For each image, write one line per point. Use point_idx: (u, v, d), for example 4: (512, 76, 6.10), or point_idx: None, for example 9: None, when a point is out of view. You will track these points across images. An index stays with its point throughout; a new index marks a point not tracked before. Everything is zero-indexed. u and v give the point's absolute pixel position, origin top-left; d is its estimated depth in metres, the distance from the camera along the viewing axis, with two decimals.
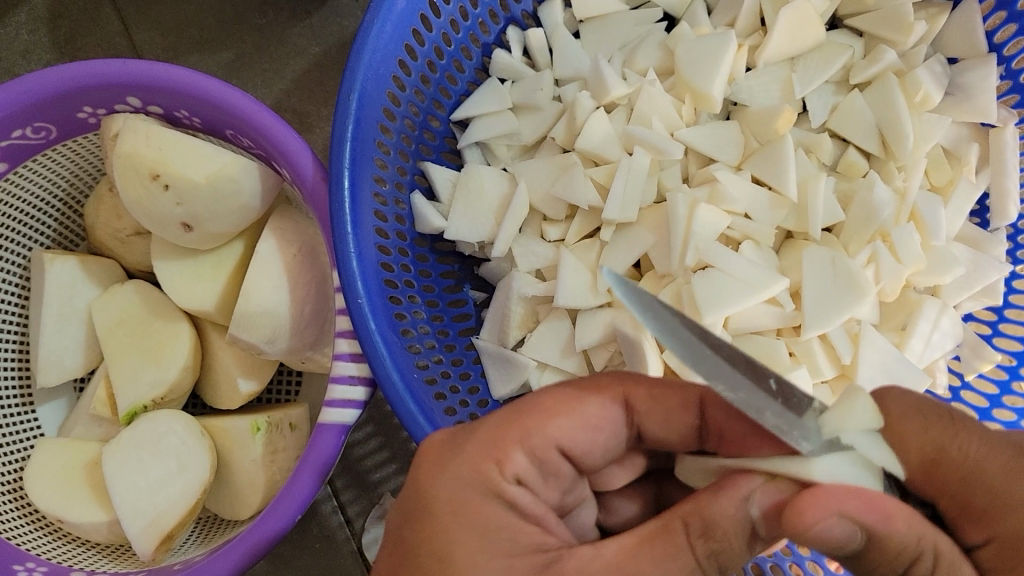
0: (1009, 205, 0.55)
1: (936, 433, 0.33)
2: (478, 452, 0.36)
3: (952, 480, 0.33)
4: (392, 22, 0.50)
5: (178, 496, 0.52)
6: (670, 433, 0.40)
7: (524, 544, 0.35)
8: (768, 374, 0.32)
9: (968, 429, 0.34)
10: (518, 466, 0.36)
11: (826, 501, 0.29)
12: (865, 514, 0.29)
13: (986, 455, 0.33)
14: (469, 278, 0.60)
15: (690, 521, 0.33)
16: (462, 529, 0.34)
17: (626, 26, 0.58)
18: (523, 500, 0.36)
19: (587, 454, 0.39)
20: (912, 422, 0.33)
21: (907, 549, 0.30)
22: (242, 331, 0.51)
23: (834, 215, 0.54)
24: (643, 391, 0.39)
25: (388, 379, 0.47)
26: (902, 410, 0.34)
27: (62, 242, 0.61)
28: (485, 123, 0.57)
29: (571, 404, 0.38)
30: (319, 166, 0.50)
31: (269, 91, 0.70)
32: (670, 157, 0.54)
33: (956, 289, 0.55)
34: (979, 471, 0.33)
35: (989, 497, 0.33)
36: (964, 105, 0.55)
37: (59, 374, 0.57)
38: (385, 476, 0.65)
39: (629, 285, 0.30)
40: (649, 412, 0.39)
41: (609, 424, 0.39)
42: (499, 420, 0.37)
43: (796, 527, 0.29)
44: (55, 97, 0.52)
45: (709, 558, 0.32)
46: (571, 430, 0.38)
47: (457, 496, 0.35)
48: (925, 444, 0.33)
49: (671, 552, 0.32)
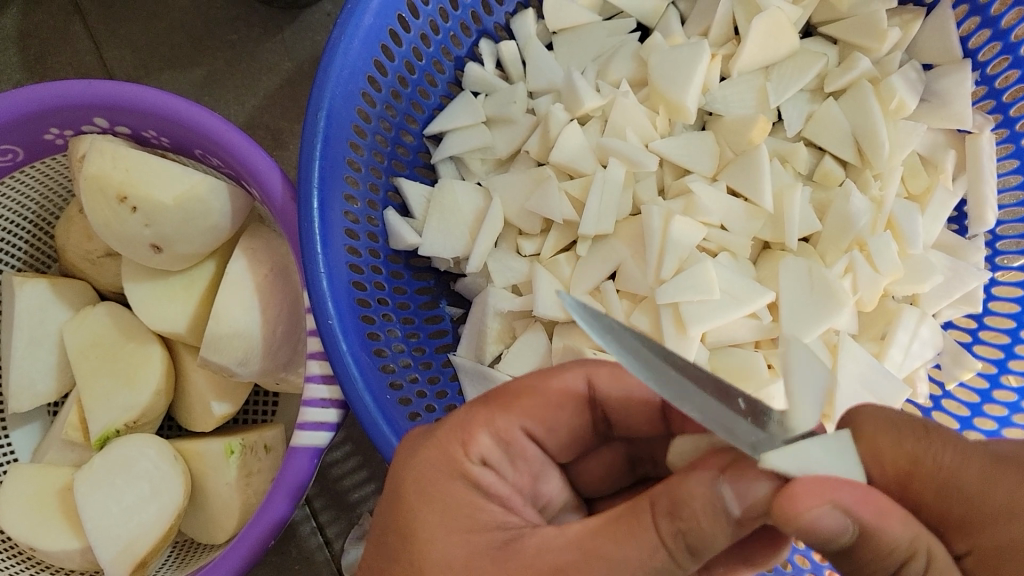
0: (987, 212, 0.54)
1: (909, 445, 0.30)
2: (446, 435, 0.36)
3: (927, 491, 0.30)
4: (359, 39, 0.49)
5: (152, 522, 0.51)
6: (633, 408, 0.39)
7: (486, 521, 0.34)
8: (735, 393, 0.30)
9: (937, 437, 0.31)
10: (484, 446, 0.36)
11: (820, 488, 0.27)
12: (859, 506, 0.27)
13: (959, 463, 0.31)
14: (446, 293, 0.59)
15: (658, 500, 0.30)
16: (425, 506, 0.34)
17: (599, 36, 0.58)
18: (488, 481, 0.35)
19: (551, 433, 0.38)
20: (884, 439, 0.30)
21: (898, 550, 0.28)
22: (213, 354, 0.50)
23: (810, 224, 0.53)
24: (603, 369, 0.39)
25: (359, 402, 0.46)
26: (874, 424, 0.30)
27: (33, 264, 0.60)
28: (459, 137, 0.57)
29: (532, 386, 0.38)
30: (288, 185, 0.50)
31: (242, 108, 0.69)
32: (644, 168, 0.53)
33: (935, 297, 0.54)
34: (956, 481, 0.31)
35: (967, 507, 0.31)
36: (940, 112, 0.55)
37: (32, 400, 0.56)
38: (363, 496, 0.65)
39: (586, 310, 0.28)
40: (611, 389, 0.39)
41: (572, 404, 0.38)
42: (468, 406, 0.37)
43: (786, 514, 0.27)
44: (20, 119, 0.51)
45: (676, 538, 0.29)
46: (533, 410, 0.37)
47: (424, 475, 0.35)
48: (899, 458, 0.30)
49: (634, 531, 0.30)
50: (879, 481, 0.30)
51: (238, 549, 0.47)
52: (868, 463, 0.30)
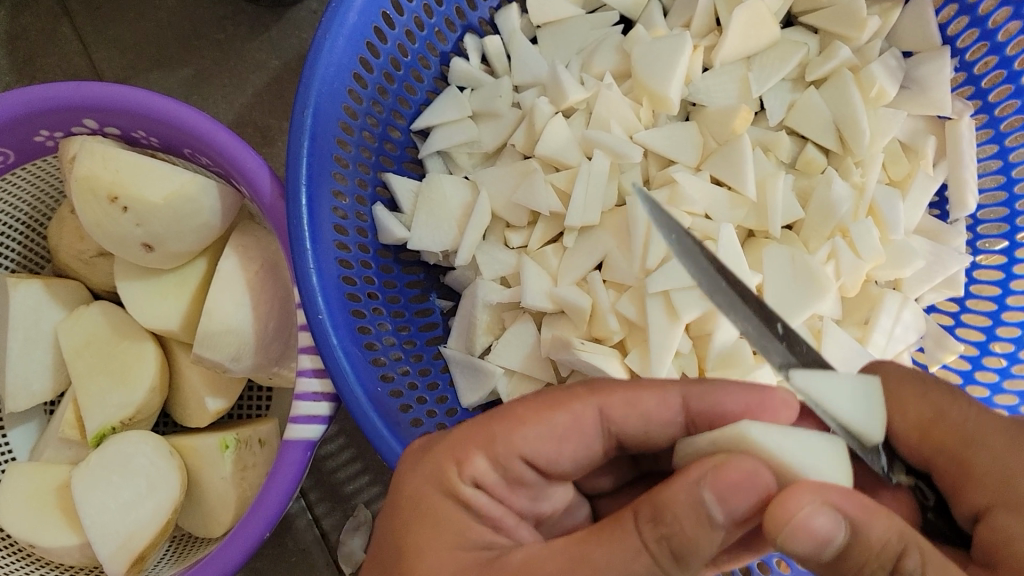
0: (967, 196, 0.55)
1: (933, 397, 0.35)
2: (442, 454, 0.37)
3: (951, 438, 0.34)
4: (344, 37, 0.49)
5: (149, 516, 0.52)
6: (652, 435, 0.39)
7: (475, 540, 0.35)
8: (777, 318, 0.35)
9: (962, 400, 0.35)
10: (478, 468, 0.36)
11: (809, 490, 0.28)
12: (847, 505, 0.28)
13: (980, 425, 0.34)
14: (435, 287, 0.60)
15: (642, 509, 0.30)
16: (418, 521, 0.35)
17: (582, 29, 0.59)
18: (481, 503, 0.36)
19: (555, 463, 0.37)
20: (908, 387, 0.36)
21: (889, 544, 0.29)
22: (205, 349, 0.51)
23: (792, 211, 0.54)
24: (617, 399, 0.38)
25: (351, 395, 0.47)
26: (898, 375, 0.36)
27: (27, 265, 0.61)
28: (446, 132, 0.57)
29: (538, 415, 0.37)
30: (276, 182, 0.50)
31: (230, 106, 0.70)
32: (628, 160, 0.54)
33: (916, 282, 0.55)
34: (978, 434, 0.34)
35: (991, 460, 0.33)
36: (919, 98, 0.56)
37: (28, 399, 0.57)
38: (357, 487, 0.65)
39: (660, 211, 0.34)
40: (624, 417, 0.38)
41: (579, 434, 0.37)
42: (470, 426, 0.37)
43: (778, 518, 0.28)
44: (11, 123, 0.52)
45: (659, 544, 0.29)
46: (538, 440, 0.37)
47: (419, 492, 0.36)
48: (922, 406, 0.35)
49: (617, 538, 0.30)
50: (900, 423, 0.35)
51: (236, 541, 0.47)
52: (892, 409, 0.35)
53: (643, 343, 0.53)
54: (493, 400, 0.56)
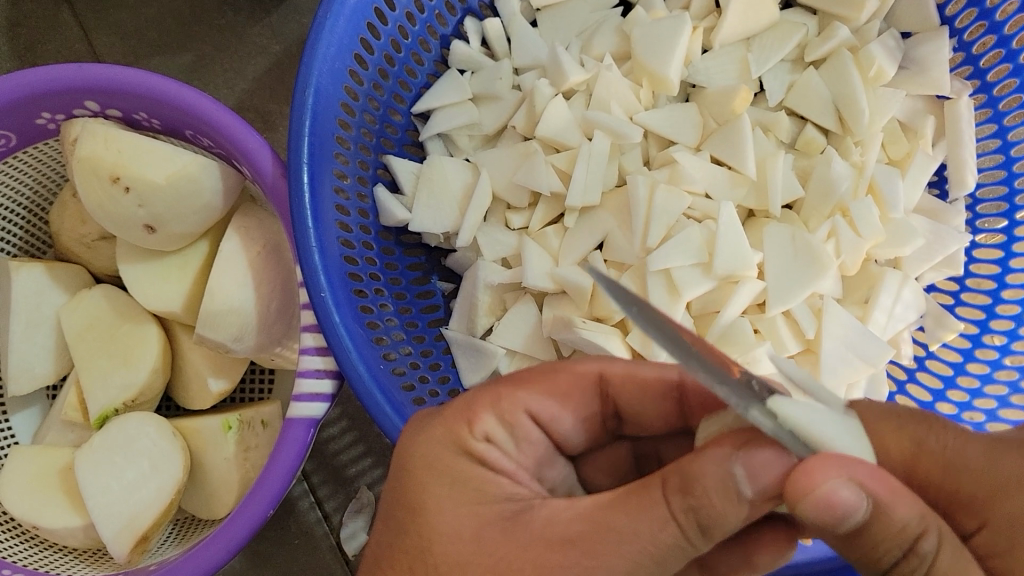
0: (966, 175, 0.55)
1: (912, 431, 0.32)
2: (452, 414, 0.37)
3: (935, 471, 0.32)
4: (345, 17, 0.49)
5: (153, 497, 0.52)
6: (647, 407, 0.40)
7: (495, 494, 0.34)
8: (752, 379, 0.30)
9: (939, 425, 0.33)
10: (488, 425, 0.36)
11: (838, 462, 0.27)
12: (875, 484, 0.28)
13: (962, 445, 0.32)
14: (437, 269, 0.60)
15: (669, 477, 0.30)
16: (433, 479, 0.35)
17: (582, 12, 0.59)
18: (493, 457, 0.35)
19: (557, 422, 0.39)
20: (887, 427, 0.32)
21: (910, 526, 0.28)
22: (208, 330, 0.51)
23: (792, 190, 0.54)
24: (616, 364, 0.39)
25: (354, 371, 0.47)
26: (874, 409, 0.32)
27: (29, 250, 0.61)
28: (446, 115, 0.58)
29: (542, 374, 0.39)
30: (278, 162, 0.50)
31: (230, 91, 0.70)
32: (628, 140, 0.54)
33: (917, 261, 0.55)
34: (960, 457, 0.32)
35: (978, 482, 0.32)
36: (918, 78, 0.56)
37: (31, 382, 0.57)
38: (361, 470, 0.66)
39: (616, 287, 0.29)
40: (623, 381, 0.39)
41: (579, 393, 0.39)
42: (476, 390, 0.38)
43: (801, 488, 0.27)
44: (13, 105, 0.52)
45: (687, 514, 0.29)
46: (541, 398, 0.38)
47: (429, 453, 0.36)
48: (903, 444, 0.32)
49: (644, 505, 0.30)
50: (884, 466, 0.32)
51: (240, 521, 0.47)
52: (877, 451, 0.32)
53: None
54: None
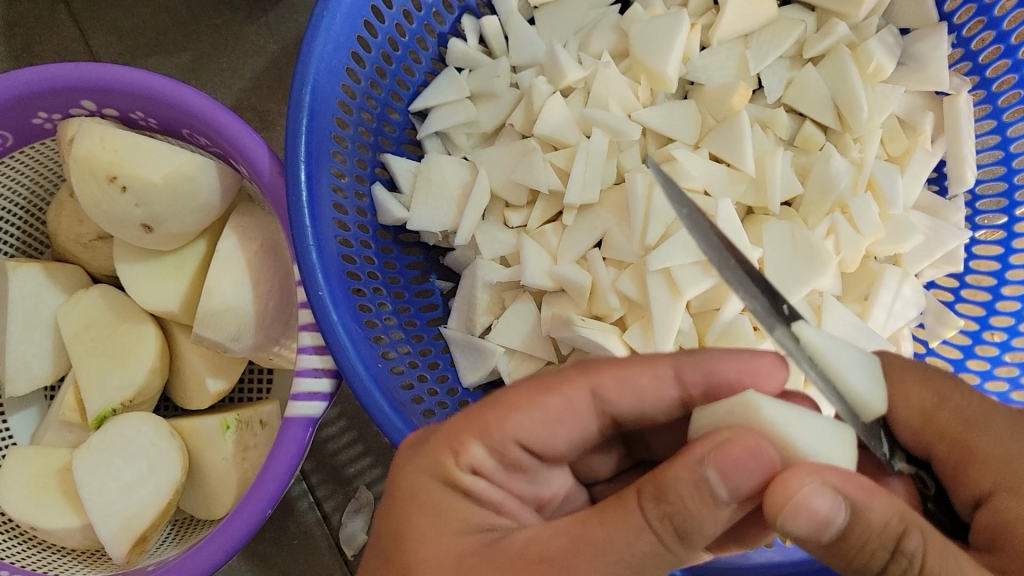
0: (966, 171, 0.55)
1: (936, 385, 0.35)
2: (439, 444, 0.36)
3: (954, 422, 0.34)
4: (342, 15, 0.49)
5: (151, 497, 0.52)
6: (647, 412, 0.37)
7: (476, 524, 0.34)
8: (780, 299, 0.33)
9: (966, 391, 0.35)
10: (476, 456, 0.35)
11: (809, 469, 0.28)
12: (848, 485, 0.29)
13: (983, 410, 0.34)
14: (435, 268, 0.60)
15: (644, 488, 0.30)
16: (417, 511, 0.35)
17: (580, 9, 0.59)
18: (480, 489, 0.35)
19: (552, 446, 0.37)
20: (909, 373, 0.35)
21: (890, 526, 0.29)
22: (205, 330, 0.51)
23: (791, 187, 0.54)
24: (608, 377, 0.36)
25: (352, 370, 0.47)
26: (902, 363, 0.35)
27: (26, 250, 0.61)
28: (444, 113, 0.57)
29: (531, 400, 0.36)
30: (275, 160, 0.50)
31: (228, 91, 0.70)
32: (627, 137, 0.54)
33: (916, 257, 0.55)
34: (983, 417, 0.34)
35: (992, 443, 0.33)
36: (919, 74, 0.55)
37: (28, 383, 0.57)
38: (359, 469, 0.66)
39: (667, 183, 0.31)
40: (618, 395, 0.36)
41: (573, 417, 0.36)
42: (462, 417, 0.36)
43: (779, 496, 0.28)
44: (9, 105, 0.52)
45: (663, 522, 0.29)
46: (532, 425, 0.36)
47: (417, 482, 0.35)
48: (925, 393, 0.34)
49: (620, 516, 0.30)
50: (901, 409, 0.34)
51: (232, 527, 0.47)
52: (895, 396, 0.35)
53: (644, 319, 0.53)
54: (494, 378, 0.56)
